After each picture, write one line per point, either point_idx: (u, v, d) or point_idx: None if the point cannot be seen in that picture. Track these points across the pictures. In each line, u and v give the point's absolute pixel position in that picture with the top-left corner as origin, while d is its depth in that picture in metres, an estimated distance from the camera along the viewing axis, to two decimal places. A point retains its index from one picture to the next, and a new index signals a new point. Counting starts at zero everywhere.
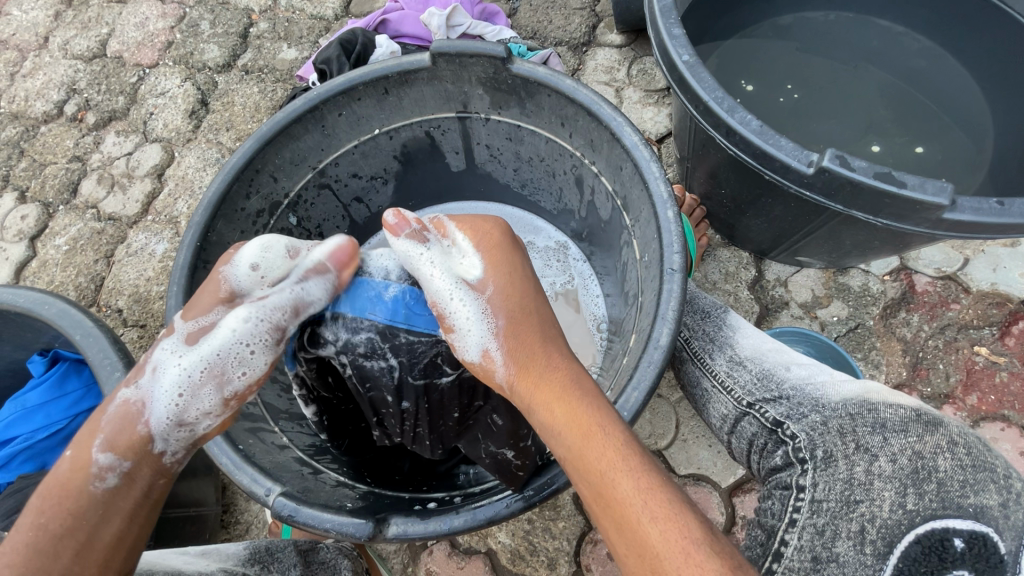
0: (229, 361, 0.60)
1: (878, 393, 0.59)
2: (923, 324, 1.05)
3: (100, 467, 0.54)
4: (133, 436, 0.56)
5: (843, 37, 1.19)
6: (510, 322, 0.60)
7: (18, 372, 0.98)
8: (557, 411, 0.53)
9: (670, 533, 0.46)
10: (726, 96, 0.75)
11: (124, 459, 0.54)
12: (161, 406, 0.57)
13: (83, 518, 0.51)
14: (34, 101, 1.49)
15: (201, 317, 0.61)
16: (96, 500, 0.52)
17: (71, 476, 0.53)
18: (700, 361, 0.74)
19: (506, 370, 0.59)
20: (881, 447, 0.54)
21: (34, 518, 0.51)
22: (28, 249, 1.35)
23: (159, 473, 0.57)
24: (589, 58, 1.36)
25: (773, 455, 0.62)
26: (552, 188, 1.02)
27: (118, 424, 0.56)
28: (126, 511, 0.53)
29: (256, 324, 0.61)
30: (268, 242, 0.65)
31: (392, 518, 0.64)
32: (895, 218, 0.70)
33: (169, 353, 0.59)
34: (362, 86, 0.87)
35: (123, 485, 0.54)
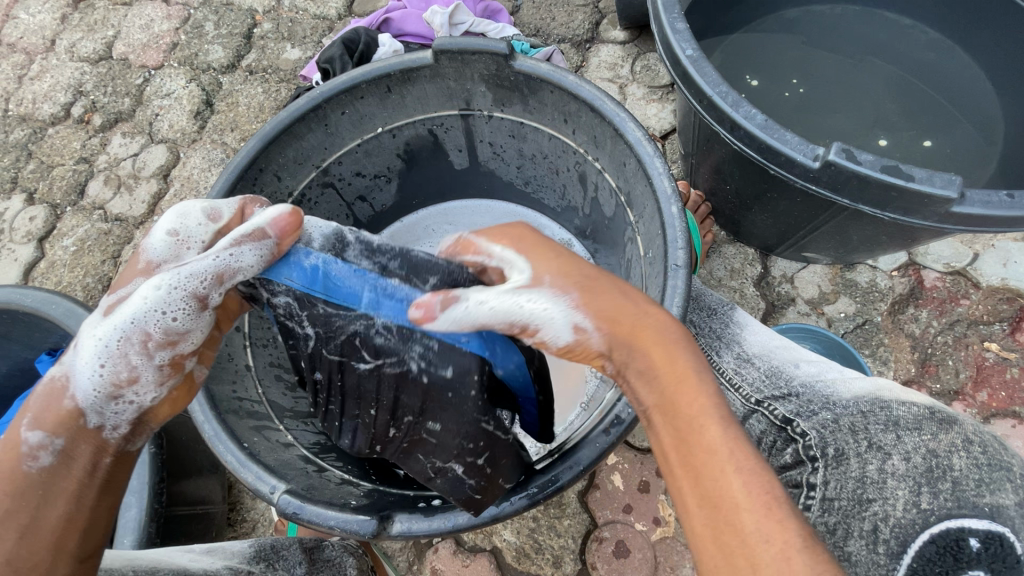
0: (152, 329, 0.52)
1: (890, 392, 0.58)
2: (932, 320, 1.04)
3: (31, 446, 0.49)
4: (62, 410, 0.51)
5: (850, 31, 1.18)
6: (583, 290, 0.55)
7: (26, 371, 0.99)
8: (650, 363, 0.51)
9: (754, 486, 0.43)
10: (730, 91, 0.74)
11: (55, 435, 0.50)
12: (87, 379, 0.51)
13: (25, 499, 0.48)
14: (41, 104, 1.51)
15: (120, 290, 0.55)
16: (34, 481, 0.48)
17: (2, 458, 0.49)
18: (706, 356, 0.72)
19: (599, 335, 0.54)
20: (894, 446, 0.53)
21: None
22: (37, 250, 1.36)
23: (100, 446, 0.52)
24: (593, 55, 1.35)
25: (783, 454, 0.61)
26: (555, 185, 1.02)
27: (47, 401, 0.52)
28: (70, 491, 0.49)
29: (173, 291, 0.53)
30: (185, 208, 0.59)
31: (396, 515, 0.63)
32: (903, 212, 0.69)
33: (89, 326, 0.53)
34: (365, 84, 0.87)
35: (60, 465, 0.50)
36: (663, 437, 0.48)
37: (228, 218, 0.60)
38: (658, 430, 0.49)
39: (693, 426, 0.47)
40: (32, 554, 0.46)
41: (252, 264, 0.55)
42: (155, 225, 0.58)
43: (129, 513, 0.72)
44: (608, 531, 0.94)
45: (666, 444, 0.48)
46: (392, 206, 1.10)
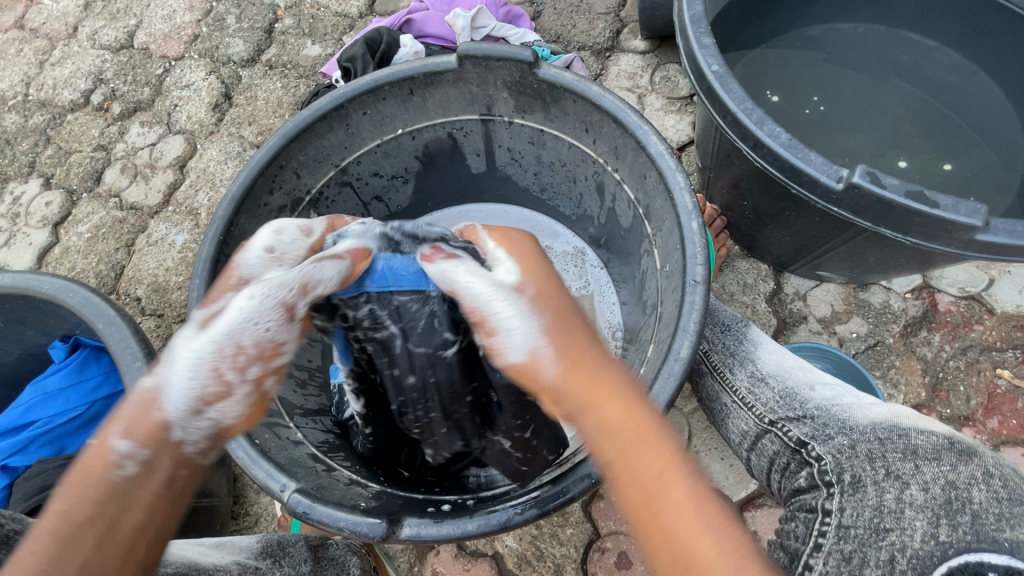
0: (246, 344, 0.53)
1: (909, 419, 0.59)
2: (945, 344, 1.04)
3: (118, 455, 0.48)
4: (150, 419, 0.49)
5: (872, 51, 1.18)
6: (555, 320, 0.54)
7: (37, 356, 0.99)
8: (610, 412, 0.49)
9: (725, 546, 0.43)
10: (755, 108, 0.74)
11: (142, 446, 0.48)
12: (178, 392, 0.50)
13: (105, 509, 0.46)
14: (61, 90, 1.52)
15: (213, 303, 0.55)
16: (118, 489, 0.47)
17: (89, 464, 0.47)
18: (720, 374, 0.74)
19: (553, 370, 0.52)
20: (912, 476, 0.53)
21: (59, 505, 0.46)
22: (51, 235, 1.37)
23: (182, 463, 0.50)
24: (612, 63, 1.35)
25: (797, 476, 0.61)
26: (572, 193, 1.02)
27: (137, 412, 0.50)
28: (148, 501, 0.48)
29: (265, 300, 0.54)
30: (279, 225, 0.63)
31: (405, 519, 0.63)
32: (925, 238, 0.69)
33: (186, 341, 0.53)
34: (388, 86, 0.87)
35: (143, 476, 0.48)
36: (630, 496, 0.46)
37: (319, 235, 0.65)
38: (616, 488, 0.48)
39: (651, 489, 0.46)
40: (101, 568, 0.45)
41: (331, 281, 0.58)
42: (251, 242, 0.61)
43: None
44: (610, 541, 0.94)
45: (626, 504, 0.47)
46: (408, 206, 1.10)
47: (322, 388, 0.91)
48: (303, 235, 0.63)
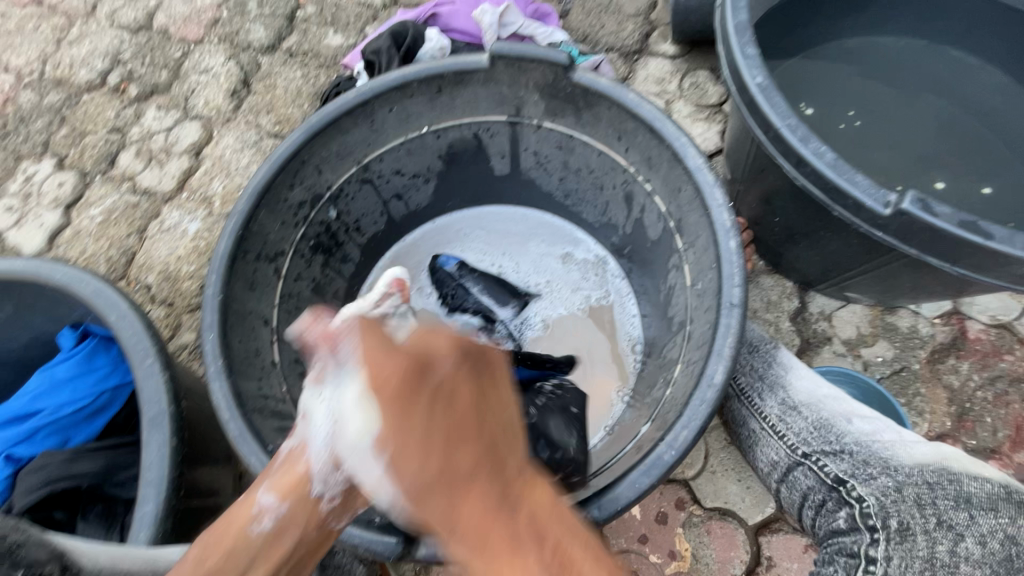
0: (349, 410, 0.61)
1: (959, 464, 0.60)
2: (973, 373, 1.01)
3: (260, 508, 0.56)
4: (294, 476, 0.58)
5: (912, 65, 1.14)
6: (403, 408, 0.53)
7: (45, 343, 0.97)
8: (456, 461, 0.51)
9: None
10: (799, 124, 0.71)
11: (282, 501, 0.56)
12: (318, 443, 0.59)
13: (237, 560, 0.52)
14: (78, 69, 1.49)
15: (315, 362, 0.66)
16: (253, 542, 0.54)
17: (234, 514, 0.55)
18: (750, 401, 0.74)
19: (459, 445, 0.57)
20: (966, 527, 0.54)
21: (196, 551, 0.53)
22: (63, 217, 1.35)
23: (311, 525, 0.57)
24: (640, 67, 1.32)
25: (835, 516, 0.62)
26: (597, 201, 1.00)
27: (283, 468, 0.59)
28: (272, 562, 0.54)
29: (352, 373, 0.64)
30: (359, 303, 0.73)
31: (421, 539, 0.61)
32: (973, 269, 0.66)
33: (309, 398, 0.64)
34: (416, 83, 0.85)
35: (275, 534, 0.55)
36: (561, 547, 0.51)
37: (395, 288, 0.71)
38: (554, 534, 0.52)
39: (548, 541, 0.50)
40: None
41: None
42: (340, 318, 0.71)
43: (144, 507, 0.68)
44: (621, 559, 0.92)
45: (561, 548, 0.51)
46: (427, 206, 1.07)
47: None
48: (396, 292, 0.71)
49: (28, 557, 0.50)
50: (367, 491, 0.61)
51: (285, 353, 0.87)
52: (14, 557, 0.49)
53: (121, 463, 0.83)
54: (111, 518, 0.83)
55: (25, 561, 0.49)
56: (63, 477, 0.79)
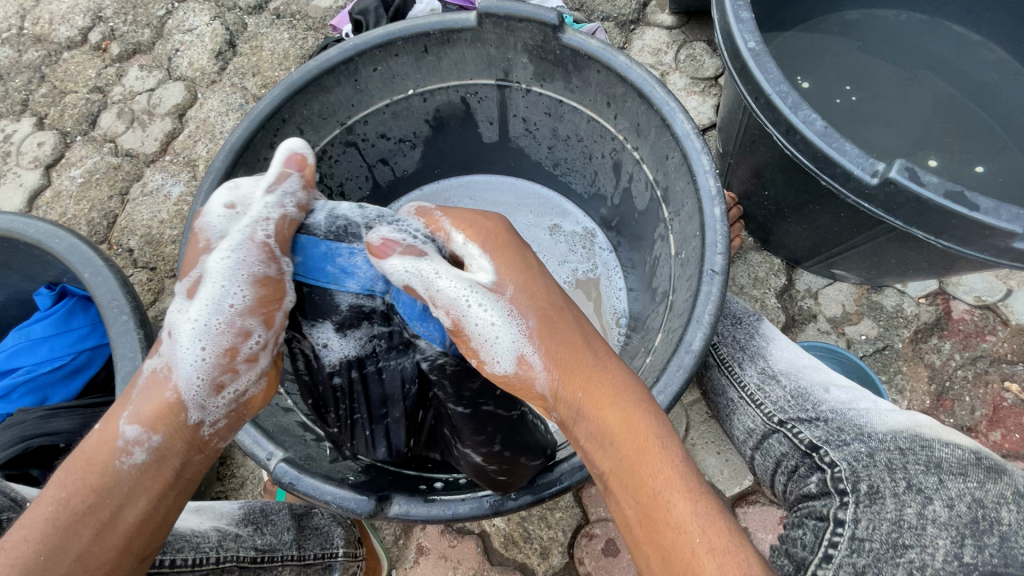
0: (230, 324, 0.53)
1: (931, 430, 0.61)
2: (955, 352, 1.01)
3: (127, 441, 0.50)
4: (161, 405, 0.51)
5: (911, 41, 1.12)
6: (541, 321, 0.55)
7: (22, 303, 0.96)
8: (590, 349, 0.55)
9: (698, 504, 0.47)
10: (790, 91, 0.70)
11: (152, 433, 0.51)
12: (189, 367, 0.52)
13: (108, 495, 0.49)
14: (58, 26, 1.45)
15: (191, 268, 0.55)
16: (124, 476, 0.49)
17: (96, 449, 0.50)
18: (730, 369, 0.75)
19: (548, 378, 0.53)
20: (936, 491, 0.54)
21: (55, 493, 0.48)
22: (43, 177, 1.32)
23: (191, 451, 0.53)
24: (636, 37, 1.29)
25: (807, 481, 0.62)
26: (586, 170, 0.98)
27: (146, 395, 0.52)
28: (152, 494, 0.50)
29: (237, 272, 0.54)
30: (236, 183, 0.59)
31: (394, 497, 0.62)
32: (957, 242, 0.66)
33: (177, 313, 0.54)
34: (402, 41, 0.82)
35: (151, 464, 0.50)
36: (627, 512, 0.49)
37: (289, 190, 0.59)
38: (625, 504, 0.49)
39: (663, 502, 0.47)
40: (98, 555, 0.47)
41: (488, 279, 0.56)
42: (210, 200, 0.58)
43: None
44: (599, 528, 0.92)
45: (638, 517, 0.48)
46: (414, 172, 1.05)
47: None
48: (279, 189, 0.59)
49: None
50: (253, 407, 0.57)
51: None
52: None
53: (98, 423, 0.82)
54: None
55: None
56: (38, 434, 0.78)
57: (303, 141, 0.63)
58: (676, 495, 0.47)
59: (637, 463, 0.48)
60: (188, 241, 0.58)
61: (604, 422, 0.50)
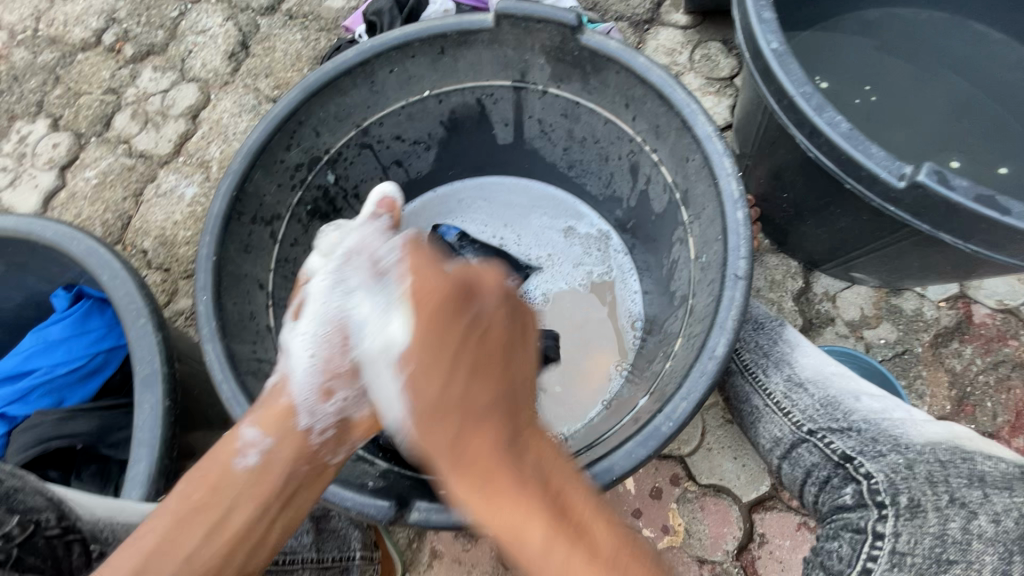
0: (332, 331, 0.64)
1: (970, 442, 0.61)
2: (976, 357, 1.00)
3: (245, 443, 0.57)
4: (278, 408, 0.60)
5: (931, 41, 1.10)
6: (419, 370, 0.58)
7: (39, 304, 0.96)
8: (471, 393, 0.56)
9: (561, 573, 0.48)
10: (814, 93, 0.69)
11: (267, 436, 0.58)
12: (302, 369, 0.63)
13: (223, 496, 0.54)
14: (72, 27, 1.45)
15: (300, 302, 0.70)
16: (238, 478, 0.55)
17: (221, 452, 0.57)
18: (754, 376, 0.74)
19: (404, 385, 0.58)
20: (980, 505, 0.54)
21: (183, 490, 0.54)
22: (58, 178, 1.33)
23: (299, 461, 0.58)
24: (650, 37, 1.28)
25: (841, 493, 0.62)
26: (602, 172, 0.97)
27: (267, 403, 0.61)
28: (260, 500, 0.55)
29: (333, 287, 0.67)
30: (330, 237, 0.78)
31: (415, 503, 0.61)
32: (986, 246, 0.64)
33: (290, 334, 0.67)
34: (418, 43, 0.82)
35: (262, 469, 0.56)
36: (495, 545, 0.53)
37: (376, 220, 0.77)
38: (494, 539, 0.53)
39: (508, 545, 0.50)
40: (204, 556, 0.51)
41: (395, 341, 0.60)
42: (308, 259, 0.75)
43: (137, 466, 0.67)
44: None
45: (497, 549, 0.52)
46: (428, 174, 1.05)
47: None
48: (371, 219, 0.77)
49: (25, 502, 0.53)
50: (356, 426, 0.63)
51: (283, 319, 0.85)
52: (11, 502, 0.52)
53: (115, 425, 0.83)
54: (106, 478, 0.83)
55: (24, 507, 0.52)
56: (56, 436, 0.78)
57: (394, 188, 0.82)
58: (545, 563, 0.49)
59: (443, 454, 0.55)
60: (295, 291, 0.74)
61: (429, 431, 0.56)
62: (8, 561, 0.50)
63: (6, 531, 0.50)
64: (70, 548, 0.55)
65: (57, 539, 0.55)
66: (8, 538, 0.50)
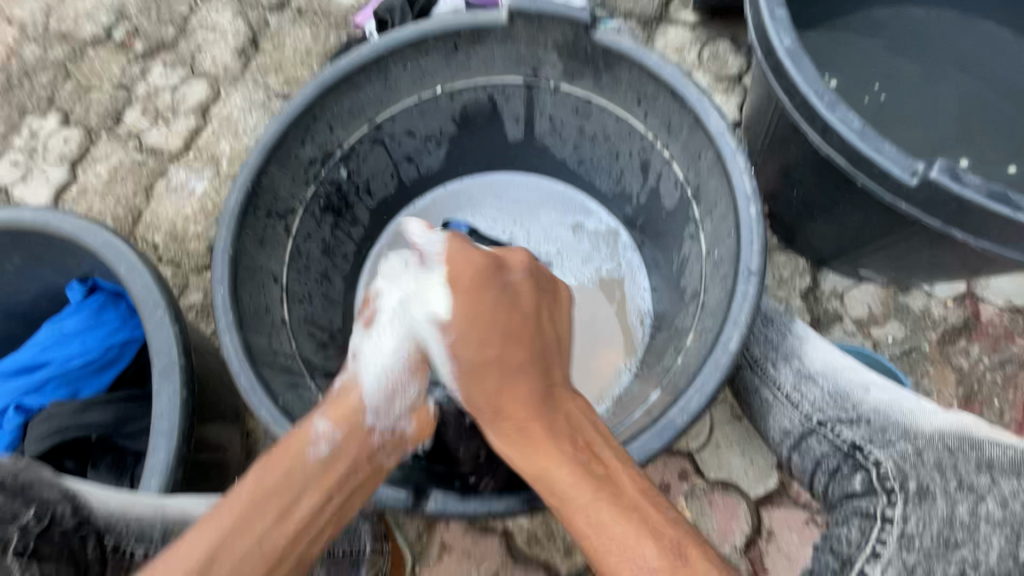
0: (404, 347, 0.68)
1: (976, 430, 0.62)
2: (984, 355, 1.00)
3: (317, 435, 0.59)
4: (347, 407, 0.63)
5: (940, 40, 1.11)
6: (468, 368, 0.67)
7: (54, 297, 0.97)
8: (511, 383, 0.64)
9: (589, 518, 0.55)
10: (827, 91, 0.69)
11: (337, 429, 0.61)
12: (370, 377, 0.66)
13: (294, 481, 0.55)
14: (83, 23, 1.46)
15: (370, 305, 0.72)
16: (309, 468, 0.57)
17: (292, 440, 0.57)
18: (763, 370, 0.74)
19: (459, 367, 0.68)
20: (989, 490, 0.56)
21: (257, 473, 0.55)
22: (69, 173, 1.33)
23: (363, 455, 0.61)
24: (659, 35, 1.28)
25: (851, 480, 0.63)
26: (612, 169, 0.98)
27: (337, 400, 0.64)
28: (322, 491, 0.57)
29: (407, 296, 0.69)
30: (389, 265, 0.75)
31: (432, 493, 0.62)
32: (998, 243, 0.65)
33: (360, 339, 0.70)
34: (432, 39, 0.82)
35: (332, 459, 0.59)
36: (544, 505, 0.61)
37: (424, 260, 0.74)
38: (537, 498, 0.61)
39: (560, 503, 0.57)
40: (275, 535, 0.52)
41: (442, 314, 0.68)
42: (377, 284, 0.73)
43: (156, 457, 0.69)
44: None
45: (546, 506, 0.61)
46: (439, 170, 1.05)
47: (342, 350, 0.94)
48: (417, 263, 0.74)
49: (42, 494, 0.52)
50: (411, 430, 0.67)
51: (295, 312, 0.86)
52: (28, 495, 0.51)
53: (130, 416, 0.84)
54: (122, 468, 0.84)
55: (39, 499, 0.51)
56: (72, 426, 0.79)
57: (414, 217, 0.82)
58: (599, 514, 0.54)
59: (488, 406, 0.65)
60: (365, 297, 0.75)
61: (474, 386, 0.66)
62: (25, 552, 0.49)
63: (23, 523, 0.50)
64: (86, 542, 0.54)
65: (73, 532, 0.53)
66: (25, 530, 0.50)
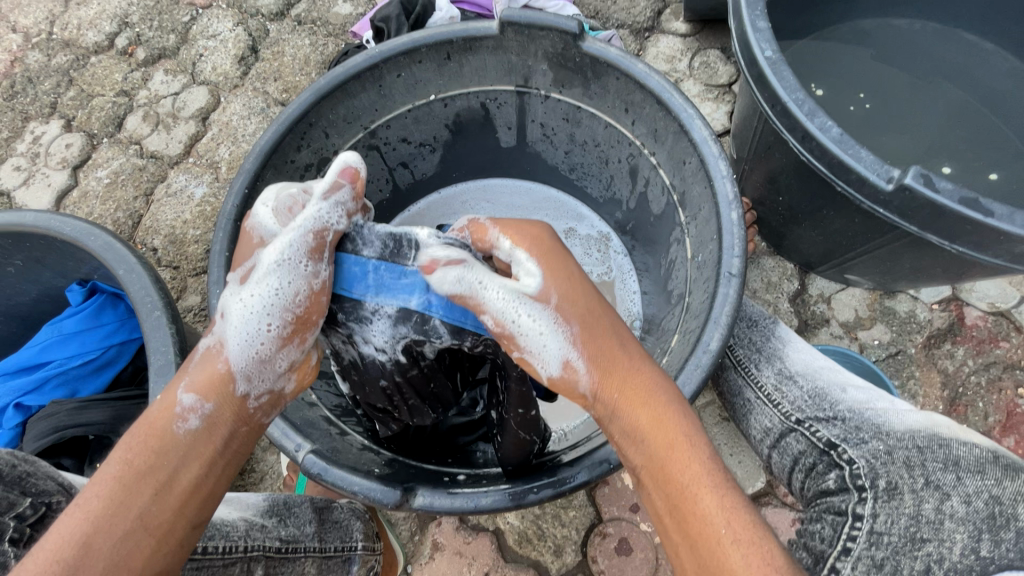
0: (283, 307, 0.57)
1: (949, 430, 0.61)
2: (968, 358, 1.02)
3: (184, 408, 0.53)
4: (214, 375, 0.55)
5: (924, 50, 1.13)
6: (584, 325, 0.55)
7: (55, 299, 0.99)
8: (624, 358, 0.54)
9: (737, 530, 0.45)
10: (806, 99, 0.71)
11: (206, 400, 0.54)
12: (239, 346, 0.56)
13: (167, 459, 0.51)
14: (86, 31, 1.49)
15: (245, 261, 0.60)
16: (180, 441, 0.52)
17: (156, 416, 0.53)
18: (746, 370, 0.78)
19: (588, 379, 0.54)
20: (953, 487, 0.54)
21: (122, 454, 0.51)
22: (71, 177, 1.36)
23: (239, 421, 0.56)
24: (651, 45, 1.31)
25: (825, 478, 0.64)
26: (602, 174, 1.00)
27: (201, 366, 0.56)
28: (204, 458, 0.53)
29: (296, 245, 0.58)
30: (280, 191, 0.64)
31: (419, 489, 0.64)
32: (972, 247, 0.67)
33: (231, 297, 0.58)
34: (425, 48, 0.84)
35: (203, 431, 0.53)
36: (658, 505, 0.49)
37: (337, 189, 0.62)
38: (655, 495, 0.49)
39: (699, 518, 0.46)
40: (155, 516, 0.49)
41: (533, 286, 0.55)
42: (261, 206, 0.63)
43: None
44: (612, 527, 0.93)
45: (664, 509, 0.48)
46: (433, 175, 1.07)
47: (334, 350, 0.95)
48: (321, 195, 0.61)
49: (36, 486, 0.55)
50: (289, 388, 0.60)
51: None
52: (23, 485, 0.54)
53: (127, 416, 0.85)
54: None
55: (34, 489, 0.55)
56: (71, 425, 0.81)
57: (358, 156, 0.65)
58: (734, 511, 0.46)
59: (609, 374, 0.53)
60: (242, 239, 0.63)
61: (591, 355, 0.54)
62: (20, 540, 0.52)
63: (18, 512, 0.53)
64: None
65: None
66: (20, 519, 0.53)
